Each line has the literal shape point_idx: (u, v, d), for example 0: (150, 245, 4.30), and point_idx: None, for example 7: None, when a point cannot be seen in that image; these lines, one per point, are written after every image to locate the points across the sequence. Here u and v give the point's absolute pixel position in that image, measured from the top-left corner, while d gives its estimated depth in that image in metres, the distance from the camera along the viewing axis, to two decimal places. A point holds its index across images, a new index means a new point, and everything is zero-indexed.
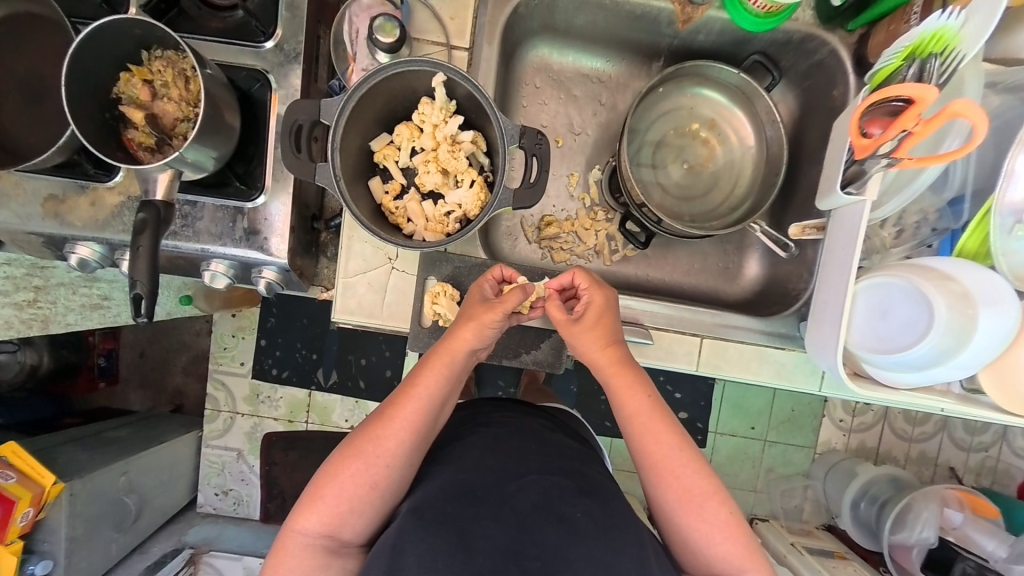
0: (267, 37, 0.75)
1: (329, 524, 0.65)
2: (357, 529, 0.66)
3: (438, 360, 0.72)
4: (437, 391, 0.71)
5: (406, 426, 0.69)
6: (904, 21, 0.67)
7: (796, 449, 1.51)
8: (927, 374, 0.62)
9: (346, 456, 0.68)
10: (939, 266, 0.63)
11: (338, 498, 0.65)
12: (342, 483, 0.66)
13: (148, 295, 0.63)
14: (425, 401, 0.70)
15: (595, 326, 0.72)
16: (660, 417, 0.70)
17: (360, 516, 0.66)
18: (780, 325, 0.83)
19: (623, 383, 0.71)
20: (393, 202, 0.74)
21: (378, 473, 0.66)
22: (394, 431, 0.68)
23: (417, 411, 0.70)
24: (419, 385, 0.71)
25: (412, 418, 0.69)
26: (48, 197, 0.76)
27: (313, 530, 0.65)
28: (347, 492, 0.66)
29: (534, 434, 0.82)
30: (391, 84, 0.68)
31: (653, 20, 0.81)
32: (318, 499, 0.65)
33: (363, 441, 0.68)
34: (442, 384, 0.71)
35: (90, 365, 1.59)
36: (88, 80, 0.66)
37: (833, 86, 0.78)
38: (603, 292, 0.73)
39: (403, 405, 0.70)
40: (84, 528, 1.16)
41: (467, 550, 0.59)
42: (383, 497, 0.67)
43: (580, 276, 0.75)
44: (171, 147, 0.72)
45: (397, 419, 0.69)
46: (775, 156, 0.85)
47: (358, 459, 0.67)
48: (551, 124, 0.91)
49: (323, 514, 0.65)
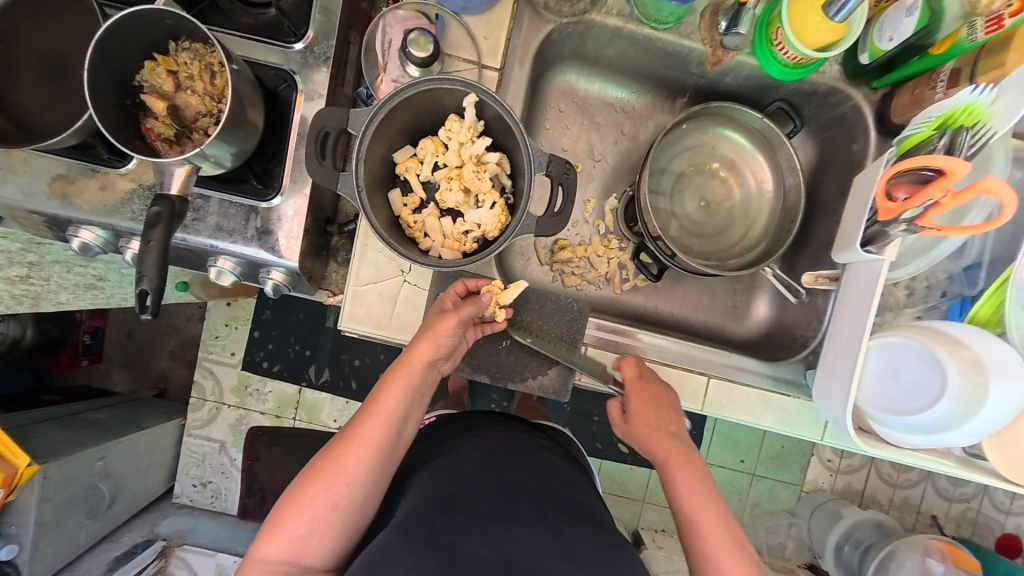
0: (298, 38, 0.74)
1: (290, 549, 0.63)
2: (319, 552, 0.64)
3: (398, 376, 0.70)
4: (397, 406, 0.69)
5: (365, 443, 0.67)
6: (930, 87, 0.69)
7: (783, 486, 1.51)
8: (933, 438, 0.62)
9: (307, 480, 0.65)
10: (951, 331, 0.63)
11: (297, 522, 0.63)
12: (303, 508, 0.64)
13: (155, 290, 0.62)
14: (384, 418, 0.69)
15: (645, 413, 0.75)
16: (713, 512, 0.67)
17: (324, 538, 0.64)
18: (787, 371, 0.83)
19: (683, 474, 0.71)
20: (411, 215, 0.74)
21: (339, 493, 0.65)
22: (354, 450, 0.66)
23: (373, 426, 0.68)
24: (379, 401, 0.69)
25: (370, 435, 0.67)
26: (56, 176, 0.74)
27: (274, 558, 0.62)
28: (307, 516, 0.63)
29: (531, 453, 0.81)
30: (420, 99, 0.68)
31: (682, 59, 0.81)
32: (278, 526, 0.63)
33: (322, 463, 0.66)
34: (401, 400, 0.70)
35: (75, 342, 1.55)
36: (114, 68, 0.64)
37: (853, 140, 0.79)
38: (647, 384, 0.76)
39: (363, 423, 0.68)
40: (54, 512, 1.12)
41: (452, 565, 0.57)
42: (346, 516, 0.65)
43: (627, 365, 0.77)
44: (190, 141, 0.70)
45: (355, 438, 0.67)
46: (791, 205, 0.85)
47: (318, 483, 0.65)
48: (572, 149, 0.91)
49: (285, 540, 0.63)
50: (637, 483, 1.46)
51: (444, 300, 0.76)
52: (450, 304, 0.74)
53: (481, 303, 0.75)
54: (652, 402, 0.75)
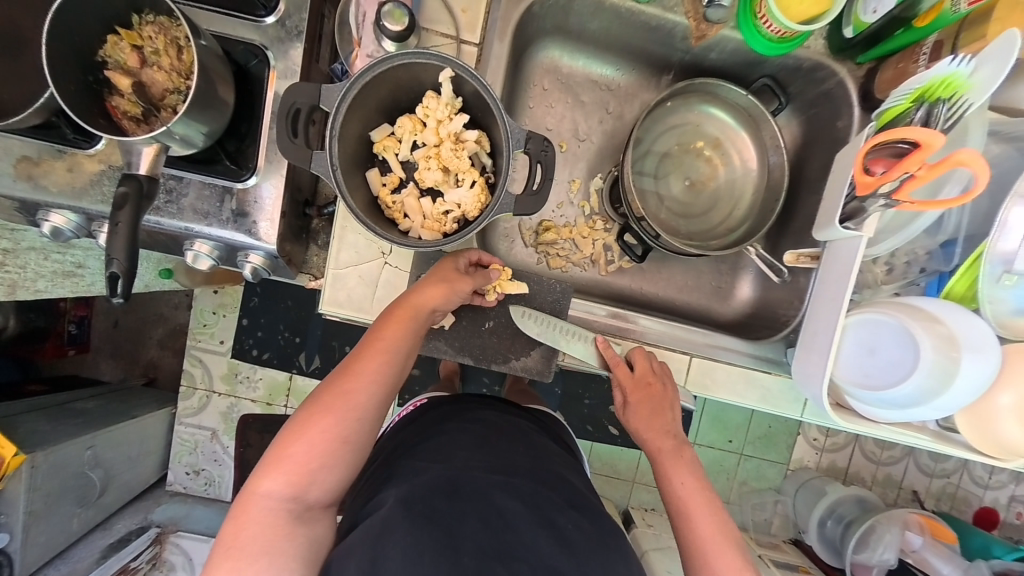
0: (269, 12, 0.71)
1: (292, 486, 0.60)
2: (325, 488, 0.62)
3: (407, 314, 0.69)
4: (405, 344, 0.68)
5: (373, 376, 0.65)
6: (913, 61, 0.68)
7: (769, 465, 1.53)
8: (907, 412, 0.63)
9: (313, 414, 0.62)
10: (927, 307, 0.63)
11: (306, 455, 0.60)
12: (310, 439, 0.61)
13: (125, 274, 0.60)
14: (393, 354, 0.67)
15: (641, 412, 0.77)
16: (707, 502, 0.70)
17: (330, 474, 0.62)
18: (769, 350, 0.83)
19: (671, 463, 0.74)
20: (390, 195, 0.72)
21: (349, 427, 0.62)
22: (363, 384, 0.64)
23: (382, 361, 0.66)
24: (386, 338, 0.67)
25: (379, 371, 0.65)
26: (20, 157, 0.72)
27: (278, 491, 0.59)
28: (315, 448, 0.61)
29: (525, 436, 0.80)
30: (396, 74, 0.66)
31: (666, 33, 0.80)
32: (284, 459, 0.60)
33: (329, 396, 0.63)
34: (408, 338, 0.68)
35: (60, 331, 1.52)
36: (71, 40, 0.61)
37: (838, 116, 0.78)
38: (639, 385, 0.76)
39: (367, 357, 0.65)
40: (44, 501, 1.12)
41: (454, 550, 0.57)
42: (354, 453, 0.63)
43: (621, 369, 0.76)
44: (159, 119, 0.68)
45: (363, 373, 0.65)
46: (775, 183, 0.85)
47: (324, 416, 0.61)
48: (556, 128, 0.89)
49: (291, 473, 0.60)
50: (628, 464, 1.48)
51: (451, 260, 0.75)
52: (456, 265, 0.75)
53: (491, 276, 0.78)
54: (646, 404, 0.76)
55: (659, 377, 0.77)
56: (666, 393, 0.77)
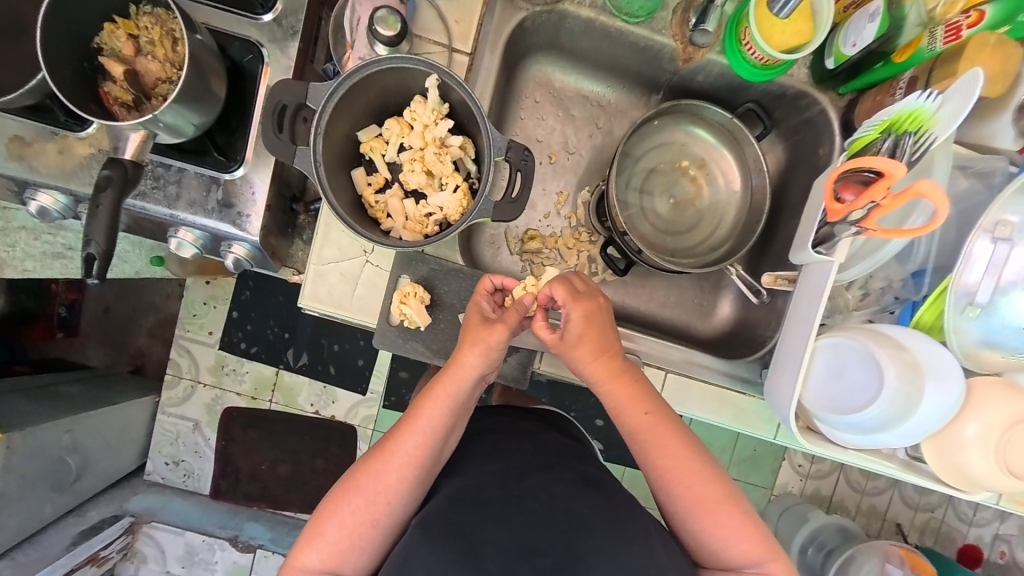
0: (266, 11, 0.73)
1: (332, 558, 0.63)
2: (357, 564, 0.64)
3: (441, 388, 0.69)
4: (440, 417, 0.68)
5: (407, 458, 0.66)
6: (889, 94, 0.70)
7: (753, 489, 1.52)
8: (872, 438, 0.63)
9: (346, 490, 0.65)
10: (895, 335, 0.63)
11: (338, 534, 0.63)
12: (342, 519, 0.64)
13: (102, 256, 0.60)
14: (427, 434, 0.68)
15: (583, 341, 0.69)
16: (665, 424, 0.68)
17: (366, 551, 0.64)
18: (743, 369, 0.84)
19: (625, 396, 0.69)
20: (374, 195, 0.73)
21: (379, 509, 0.64)
22: (396, 465, 0.66)
23: (416, 442, 0.67)
24: (422, 416, 0.68)
25: (412, 452, 0.67)
26: (12, 138, 0.73)
27: (314, 565, 0.63)
28: (348, 527, 0.64)
29: (534, 436, 0.79)
30: (385, 78, 0.67)
31: (654, 55, 0.81)
32: (319, 535, 0.64)
33: (361, 474, 0.66)
34: (447, 417, 0.69)
35: (50, 314, 1.55)
36: (69, 27, 0.63)
37: (819, 144, 0.79)
38: (584, 305, 0.68)
39: (405, 437, 0.67)
40: (19, 484, 1.11)
41: (476, 557, 0.58)
42: (385, 533, 0.65)
43: (559, 289, 0.69)
44: (149, 107, 0.69)
45: (396, 453, 0.66)
46: (757, 205, 0.85)
47: (356, 495, 0.65)
48: (546, 140, 0.91)
49: (325, 550, 0.63)
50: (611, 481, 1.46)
51: (476, 306, 0.74)
52: (483, 311, 0.73)
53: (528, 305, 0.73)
54: (592, 326, 0.69)
55: (598, 298, 0.71)
56: (604, 312, 0.71)
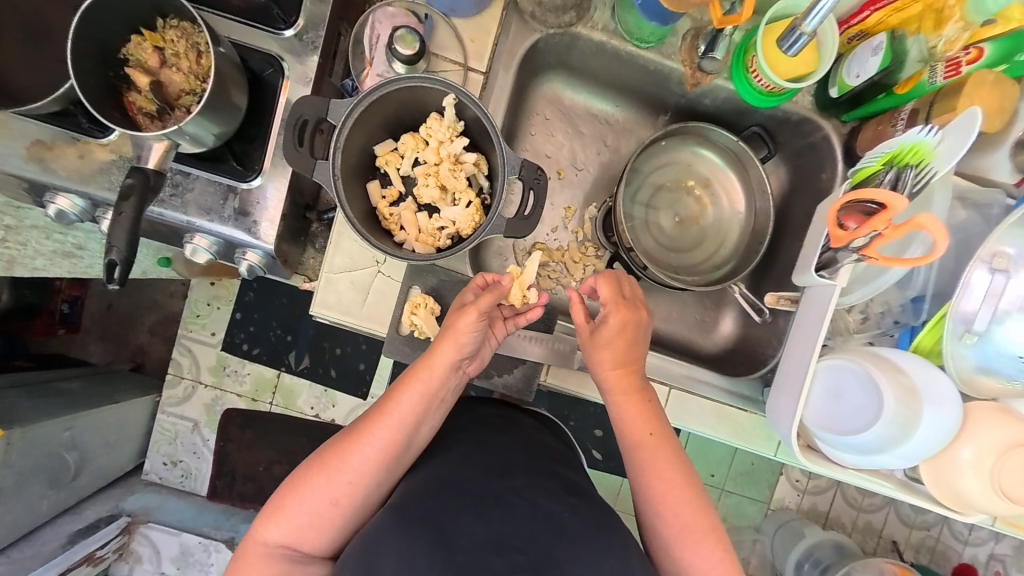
0: (288, 26, 0.75)
1: (292, 535, 0.66)
2: (317, 542, 0.67)
3: (414, 377, 0.70)
4: (412, 410, 0.69)
5: (372, 444, 0.68)
6: (891, 125, 0.71)
7: (750, 502, 1.53)
8: (870, 459, 0.64)
9: (311, 469, 0.68)
10: (893, 358, 0.65)
11: (299, 511, 0.66)
12: (304, 497, 0.67)
13: (124, 262, 0.62)
14: (396, 423, 0.69)
15: (610, 345, 0.71)
16: (665, 447, 0.70)
17: (327, 532, 0.67)
18: (745, 387, 0.85)
19: (631, 408, 0.72)
20: (388, 208, 0.75)
21: (340, 492, 0.66)
22: (361, 449, 0.68)
23: (383, 429, 0.68)
24: (393, 404, 0.69)
25: (378, 438, 0.68)
26: (34, 141, 0.75)
27: (275, 539, 0.66)
28: (308, 506, 0.66)
29: (523, 433, 0.82)
30: (402, 95, 0.69)
31: (663, 77, 0.83)
32: (281, 510, 0.67)
33: (328, 455, 0.68)
34: (417, 406, 0.70)
35: (51, 309, 1.55)
36: (96, 38, 0.64)
37: (822, 168, 0.82)
38: (623, 312, 0.71)
39: (376, 422, 0.69)
40: (16, 481, 1.11)
41: (446, 547, 0.58)
42: (346, 516, 0.67)
43: (605, 285, 0.73)
44: (172, 118, 0.71)
45: (364, 438, 0.68)
46: (760, 226, 0.87)
47: (319, 475, 0.67)
48: (555, 156, 0.93)
49: (287, 526, 0.66)
50: (608, 492, 1.47)
51: (465, 294, 0.74)
52: (466, 298, 0.74)
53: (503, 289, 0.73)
54: (624, 333, 0.71)
55: (637, 307, 0.73)
56: (643, 323, 0.73)
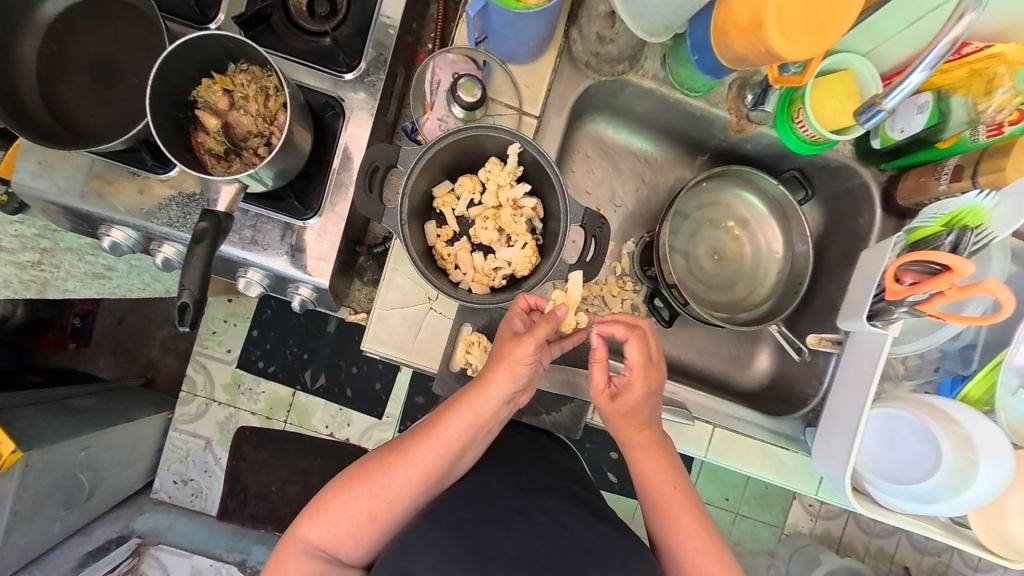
0: (350, 70, 0.77)
1: (329, 539, 0.66)
2: (354, 551, 0.67)
3: (466, 401, 0.70)
4: (459, 434, 0.70)
5: (418, 464, 0.68)
6: (934, 177, 0.74)
7: (765, 527, 1.52)
8: (926, 506, 0.66)
9: (355, 476, 0.68)
10: (946, 407, 0.67)
11: (339, 516, 0.66)
12: (346, 504, 0.66)
13: (195, 304, 0.63)
14: (443, 444, 0.69)
15: (629, 402, 0.71)
16: (685, 500, 0.72)
17: (363, 542, 0.67)
18: (787, 426, 0.87)
19: (651, 460, 0.73)
20: (445, 247, 0.76)
21: (380, 506, 0.66)
22: (405, 466, 0.68)
23: (430, 448, 0.69)
24: (442, 426, 0.69)
25: (424, 456, 0.68)
26: (93, 175, 0.76)
27: (313, 540, 0.66)
28: (350, 513, 0.66)
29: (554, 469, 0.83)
30: (466, 143, 0.72)
31: (708, 123, 0.86)
32: (321, 511, 0.66)
33: (372, 467, 0.68)
34: (466, 431, 0.70)
35: (64, 323, 1.54)
36: (171, 83, 0.66)
37: (859, 213, 0.85)
38: (638, 375, 0.70)
39: (423, 442, 0.69)
40: (30, 502, 1.09)
41: (480, 558, 0.59)
42: (382, 530, 0.67)
43: (635, 343, 0.70)
44: (240, 159, 0.72)
45: (410, 455, 0.68)
46: (799, 268, 0.89)
47: (362, 484, 0.67)
48: (594, 192, 0.95)
49: (326, 529, 0.66)
50: (624, 514, 1.47)
51: (510, 319, 0.71)
52: (513, 326, 0.71)
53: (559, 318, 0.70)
54: (640, 402, 0.71)
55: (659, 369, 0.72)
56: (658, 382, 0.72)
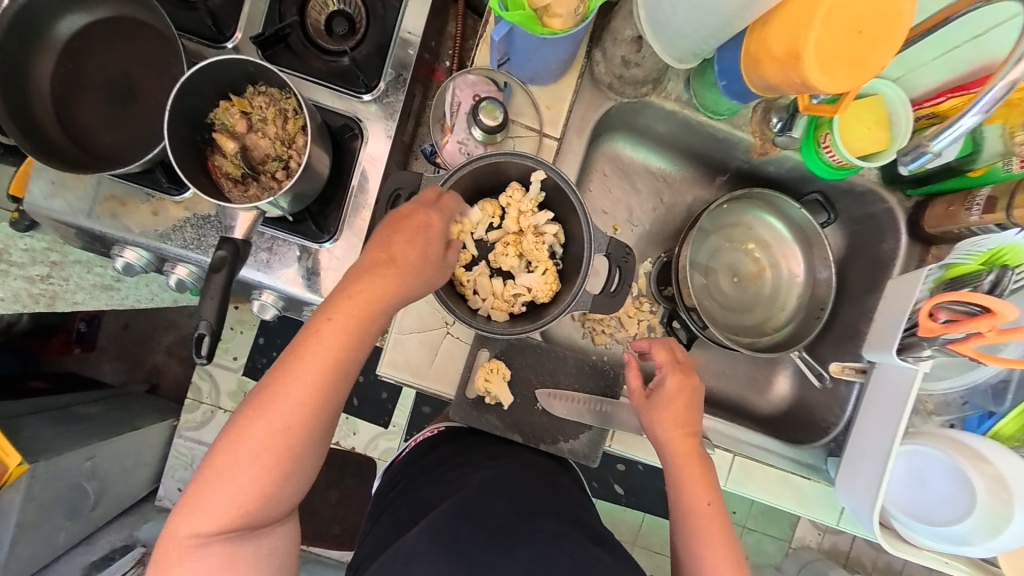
0: (368, 90, 0.76)
1: (222, 518, 0.55)
2: (254, 520, 0.57)
3: (314, 331, 0.58)
4: (312, 371, 0.57)
5: (310, 410, 0.57)
6: (965, 207, 0.72)
7: (771, 540, 1.51)
8: (958, 547, 0.67)
9: (238, 439, 0.56)
10: (978, 446, 0.67)
11: (228, 491, 0.55)
12: (231, 474, 0.55)
13: (212, 334, 0.63)
14: (297, 383, 0.57)
15: (669, 406, 0.73)
16: (715, 518, 0.68)
17: (263, 508, 0.57)
18: (808, 455, 0.86)
19: (690, 475, 0.70)
20: (464, 273, 0.75)
21: (274, 465, 0.56)
22: (294, 414, 0.57)
23: (307, 391, 0.57)
24: (298, 363, 0.57)
25: (313, 397, 0.57)
26: (108, 197, 0.75)
27: (200, 522, 0.55)
28: (238, 484, 0.56)
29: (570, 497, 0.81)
30: (486, 169, 0.71)
31: (730, 145, 0.84)
32: (204, 490, 0.55)
33: (255, 424, 0.56)
34: (310, 365, 0.57)
35: (69, 328, 1.53)
36: (189, 107, 0.65)
37: (883, 239, 0.83)
38: (679, 376, 0.74)
39: (285, 382, 0.57)
40: (36, 513, 1.06)
41: None
42: (281, 490, 0.58)
43: (662, 349, 0.77)
44: (257, 183, 0.71)
45: (293, 401, 0.57)
46: (819, 296, 0.88)
47: (248, 445, 0.56)
48: (611, 212, 0.94)
49: (216, 509, 0.55)
50: (630, 527, 1.45)
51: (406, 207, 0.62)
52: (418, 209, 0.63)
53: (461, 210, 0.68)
54: (682, 396, 0.73)
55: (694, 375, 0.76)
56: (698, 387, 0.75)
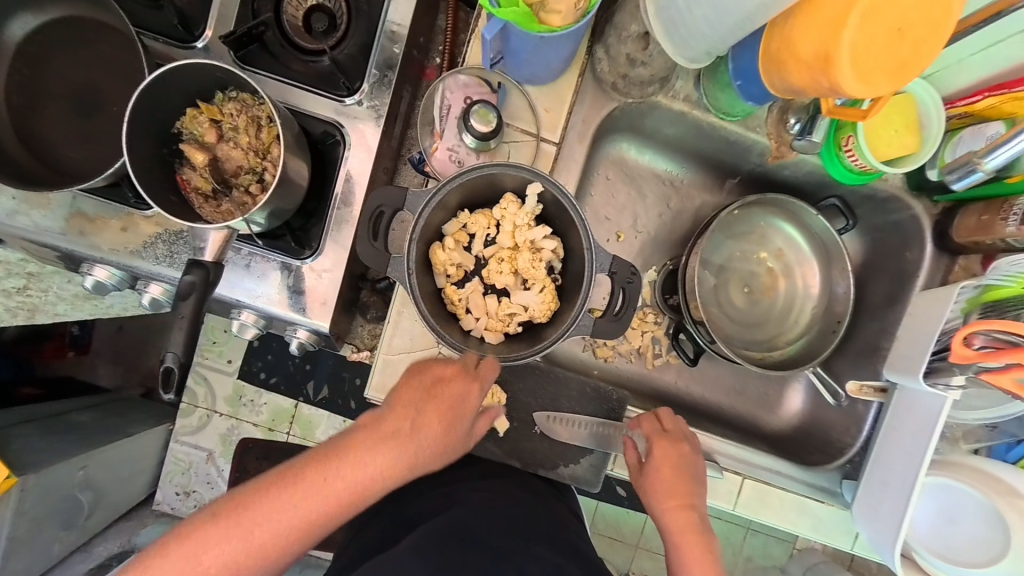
0: (351, 93, 0.70)
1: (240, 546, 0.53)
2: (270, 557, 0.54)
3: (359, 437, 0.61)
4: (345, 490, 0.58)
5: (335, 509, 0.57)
6: (1000, 217, 0.67)
7: (776, 542, 1.44)
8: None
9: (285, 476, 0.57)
10: (1008, 480, 0.68)
11: (257, 518, 0.54)
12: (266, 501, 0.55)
13: (181, 368, 0.59)
14: (333, 490, 0.57)
15: (660, 474, 0.70)
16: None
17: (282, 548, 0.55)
18: (823, 478, 0.82)
19: (688, 544, 0.66)
20: (456, 290, 0.70)
21: (310, 503, 0.56)
22: (320, 502, 0.56)
23: (336, 500, 0.57)
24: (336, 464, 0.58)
25: (343, 486, 0.58)
26: (74, 212, 0.70)
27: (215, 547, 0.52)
28: (270, 512, 0.55)
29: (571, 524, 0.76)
30: (478, 181, 0.65)
31: (743, 149, 0.78)
32: (236, 511, 0.54)
33: (303, 474, 0.58)
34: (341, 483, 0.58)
35: (61, 332, 1.43)
36: (152, 117, 0.59)
37: (907, 248, 0.78)
38: (664, 443, 0.71)
39: (326, 469, 0.58)
40: (29, 527, 0.97)
41: None
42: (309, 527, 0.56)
43: (648, 420, 0.75)
44: (229, 198, 0.66)
45: (321, 495, 0.57)
46: (836, 310, 0.83)
47: (293, 480, 0.56)
48: (615, 219, 0.88)
49: (237, 533, 0.53)
50: (632, 530, 1.38)
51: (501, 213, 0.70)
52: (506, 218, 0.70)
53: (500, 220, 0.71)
54: (671, 464, 0.71)
55: (687, 437, 0.73)
56: (691, 453, 0.72)
